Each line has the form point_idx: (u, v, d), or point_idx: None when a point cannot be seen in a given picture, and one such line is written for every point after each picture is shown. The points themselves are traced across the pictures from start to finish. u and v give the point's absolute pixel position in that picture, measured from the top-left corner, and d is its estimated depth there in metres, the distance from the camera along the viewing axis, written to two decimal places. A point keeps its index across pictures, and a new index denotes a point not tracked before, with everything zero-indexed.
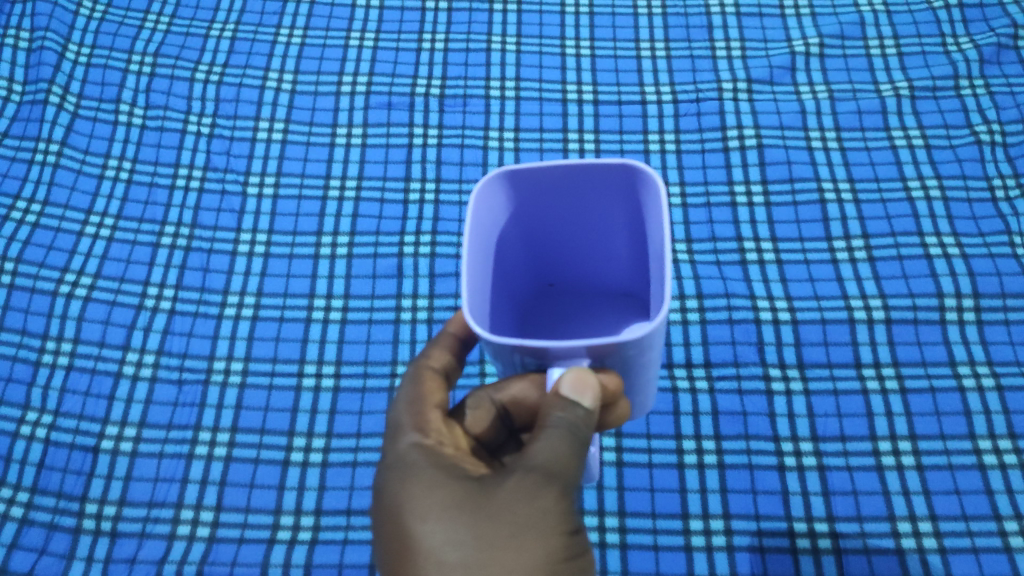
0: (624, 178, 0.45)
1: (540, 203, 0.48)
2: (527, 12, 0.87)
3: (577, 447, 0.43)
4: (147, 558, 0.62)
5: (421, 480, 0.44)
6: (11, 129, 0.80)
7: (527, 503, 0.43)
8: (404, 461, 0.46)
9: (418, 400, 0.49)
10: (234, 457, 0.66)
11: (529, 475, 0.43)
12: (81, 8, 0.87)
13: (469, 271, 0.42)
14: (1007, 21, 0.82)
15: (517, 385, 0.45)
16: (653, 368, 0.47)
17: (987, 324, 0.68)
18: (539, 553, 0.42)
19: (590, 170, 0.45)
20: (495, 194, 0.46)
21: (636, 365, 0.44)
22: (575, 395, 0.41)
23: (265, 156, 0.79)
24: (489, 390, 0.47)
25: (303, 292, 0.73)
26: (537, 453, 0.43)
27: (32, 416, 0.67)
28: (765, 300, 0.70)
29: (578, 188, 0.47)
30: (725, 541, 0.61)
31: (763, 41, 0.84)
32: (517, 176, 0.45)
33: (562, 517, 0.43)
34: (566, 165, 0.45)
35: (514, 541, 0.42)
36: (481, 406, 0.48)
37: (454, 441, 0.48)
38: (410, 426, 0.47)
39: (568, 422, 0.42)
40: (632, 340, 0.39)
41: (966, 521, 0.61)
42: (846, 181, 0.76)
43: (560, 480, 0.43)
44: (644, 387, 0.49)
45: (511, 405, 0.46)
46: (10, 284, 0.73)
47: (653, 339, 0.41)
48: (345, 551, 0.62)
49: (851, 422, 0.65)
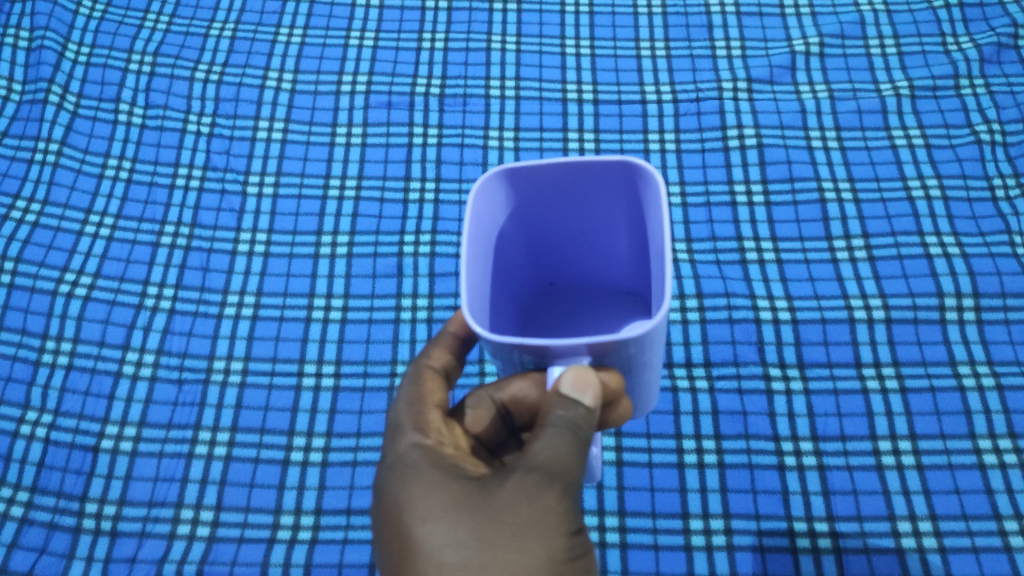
0: (623, 174, 0.45)
1: (540, 200, 0.48)
2: (527, 12, 0.87)
3: (578, 447, 0.43)
4: (147, 558, 0.62)
5: (421, 481, 0.44)
6: (10, 129, 0.80)
7: (528, 504, 0.42)
8: (404, 462, 0.46)
9: (419, 400, 0.49)
10: (234, 457, 0.66)
11: (530, 475, 0.43)
12: (80, 7, 0.87)
13: (468, 271, 0.42)
14: (1007, 21, 0.82)
15: (518, 384, 0.46)
16: (655, 366, 0.47)
17: (987, 324, 0.68)
18: (541, 554, 0.42)
19: (589, 168, 0.45)
20: (494, 193, 0.46)
21: (638, 363, 0.44)
22: (576, 393, 0.41)
23: (265, 156, 0.79)
24: (490, 389, 0.47)
25: (303, 292, 0.72)
26: (537, 452, 0.43)
27: (32, 415, 0.67)
28: (765, 300, 0.70)
29: (578, 186, 0.46)
30: (725, 541, 0.61)
31: (763, 41, 0.84)
32: (517, 174, 0.45)
33: (564, 517, 0.43)
34: (566, 163, 0.45)
35: (515, 542, 0.42)
36: (482, 405, 0.48)
37: (455, 441, 0.48)
38: (410, 426, 0.47)
39: (568, 421, 0.42)
40: (633, 337, 0.39)
41: (966, 521, 0.61)
42: (847, 180, 0.76)
43: (561, 479, 0.43)
44: (645, 385, 0.49)
45: (512, 404, 0.47)
46: (10, 284, 0.73)
47: (654, 337, 0.41)
48: (345, 551, 0.62)
49: (851, 422, 0.65)
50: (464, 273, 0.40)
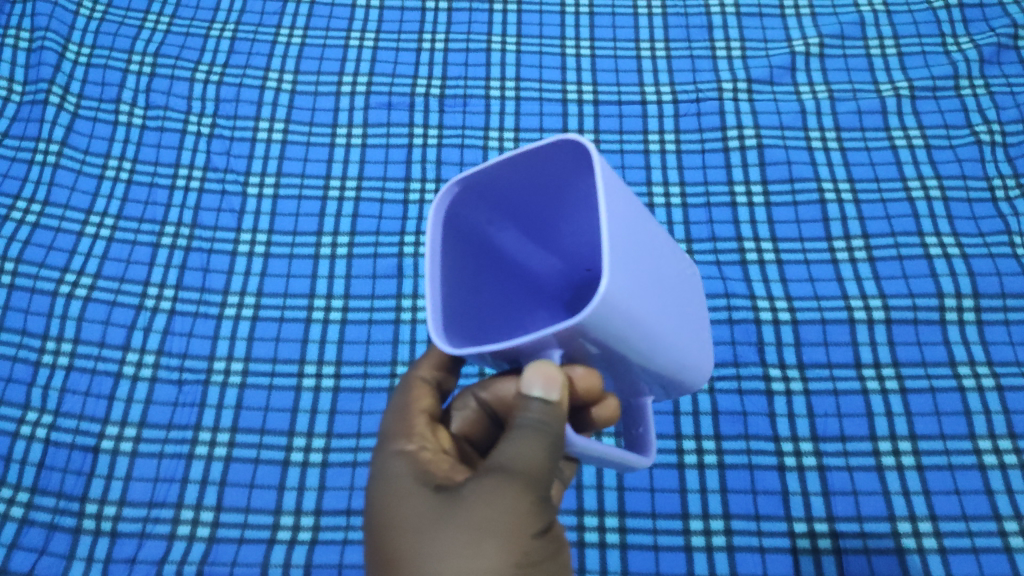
0: (576, 152, 0.43)
1: (521, 194, 0.46)
2: (526, 12, 0.87)
3: (546, 447, 0.43)
4: (148, 558, 0.62)
5: (394, 488, 0.45)
6: (11, 130, 0.80)
7: (488, 505, 0.42)
8: (383, 468, 0.47)
9: (405, 408, 0.50)
10: (234, 457, 0.66)
11: (496, 476, 0.43)
12: (80, 8, 0.87)
13: (437, 288, 0.42)
14: (1007, 21, 0.82)
15: (502, 383, 0.48)
16: (661, 342, 0.44)
17: (987, 324, 0.68)
18: (503, 555, 0.41)
19: (539, 155, 0.43)
20: (460, 203, 0.45)
21: (630, 343, 0.42)
22: (544, 390, 0.41)
23: (265, 156, 0.79)
24: (475, 389, 0.50)
25: (303, 292, 0.73)
26: (505, 454, 0.43)
27: (32, 416, 0.67)
28: (765, 300, 0.70)
29: (546, 174, 0.45)
30: (725, 541, 0.62)
31: (763, 41, 0.84)
32: (481, 181, 0.45)
33: (525, 517, 0.42)
34: (516, 156, 0.43)
35: (478, 544, 0.41)
36: (467, 406, 0.51)
37: (440, 445, 0.49)
38: (395, 434, 0.49)
39: (534, 421, 0.42)
40: (587, 318, 0.37)
41: (966, 521, 0.61)
42: (847, 181, 0.76)
43: (523, 478, 0.42)
44: (667, 361, 0.46)
45: (496, 403, 0.49)
46: (10, 284, 0.73)
47: (621, 313, 0.39)
48: (345, 551, 0.62)
49: (851, 422, 0.65)
50: (427, 293, 0.41)
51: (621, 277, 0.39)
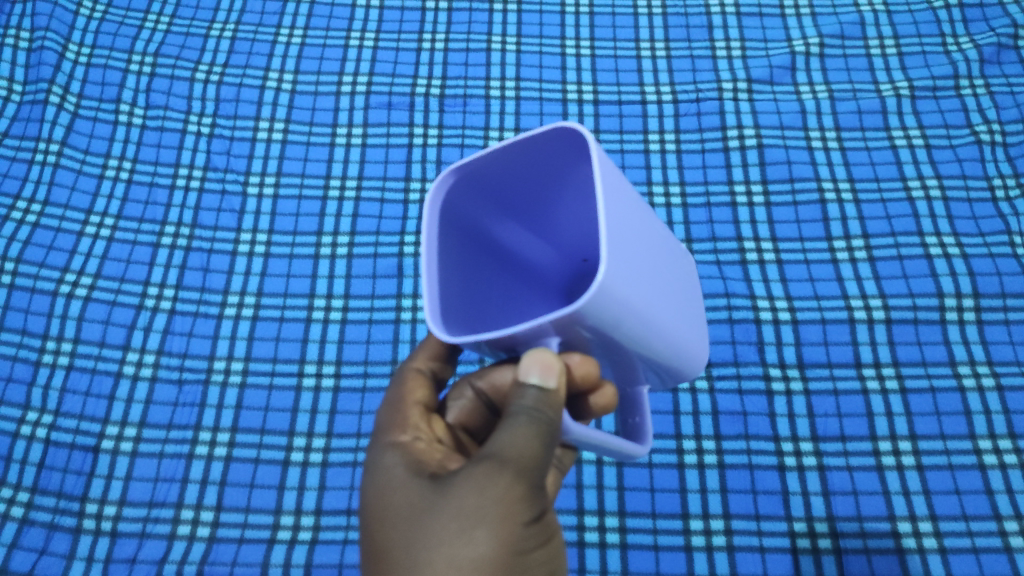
0: (566, 138, 0.43)
1: (516, 184, 0.46)
2: (527, 12, 0.87)
3: (540, 435, 0.42)
4: (148, 558, 0.62)
5: (386, 480, 0.45)
6: (10, 129, 0.80)
7: (476, 493, 0.41)
8: (377, 460, 0.47)
9: (399, 400, 0.50)
10: (234, 457, 0.66)
11: (488, 464, 0.42)
12: (81, 7, 0.86)
13: (435, 279, 0.42)
14: (1007, 21, 0.82)
15: (497, 373, 0.48)
16: (658, 330, 0.44)
17: (987, 324, 0.68)
18: (492, 545, 0.40)
19: (533, 144, 0.43)
20: (456, 192, 0.45)
21: (626, 331, 0.42)
22: (541, 377, 0.41)
23: (265, 156, 0.79)
24: (471, 377, 0.50)
25: (303, 292, 0.72)
26: (497, 443, 0.42)
27: (32, 416, 0.67)
28: (765, 300, 0.70)
29: (539, 161, 0.45)
30: (725, 541, 0.62)
31: (763, 41, 0.84)
32: (475, 173, 0.45)
33: (515, 505, 0.41)
34: (510, 146, 0.43)
35: (468, 534, 0.41)
36: (462, 396, 0.51)
37: (435, 435, 0.49)
38: (389, 426, 0.49)
39: (529, 408, 0.42)
40: (585, 305, 0.37)
41: (966, 521, 0.61)
42: (847, 180, 0.76)
43: (514, 464, 0.42)
44: (664, 348, 0.46)
45: (492, 392, 0.49)
46: (10, 284, 0.73)
47: (619, 299, 0.39)
48: (345, 551, 0.62)
49: (851, 422, 0.65)
50: (424, 281, 0.41)
51: (617, 264, 0.38)
